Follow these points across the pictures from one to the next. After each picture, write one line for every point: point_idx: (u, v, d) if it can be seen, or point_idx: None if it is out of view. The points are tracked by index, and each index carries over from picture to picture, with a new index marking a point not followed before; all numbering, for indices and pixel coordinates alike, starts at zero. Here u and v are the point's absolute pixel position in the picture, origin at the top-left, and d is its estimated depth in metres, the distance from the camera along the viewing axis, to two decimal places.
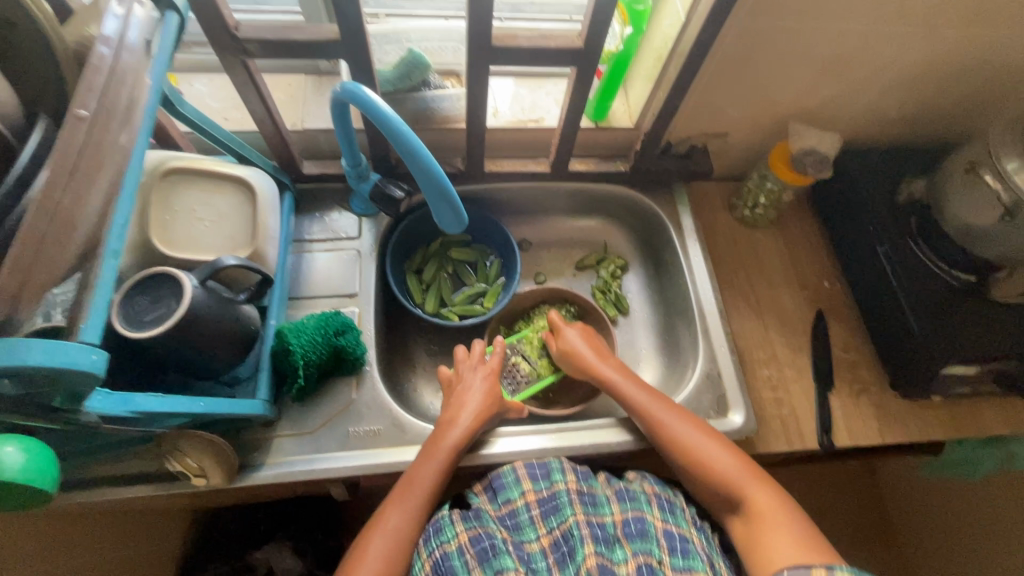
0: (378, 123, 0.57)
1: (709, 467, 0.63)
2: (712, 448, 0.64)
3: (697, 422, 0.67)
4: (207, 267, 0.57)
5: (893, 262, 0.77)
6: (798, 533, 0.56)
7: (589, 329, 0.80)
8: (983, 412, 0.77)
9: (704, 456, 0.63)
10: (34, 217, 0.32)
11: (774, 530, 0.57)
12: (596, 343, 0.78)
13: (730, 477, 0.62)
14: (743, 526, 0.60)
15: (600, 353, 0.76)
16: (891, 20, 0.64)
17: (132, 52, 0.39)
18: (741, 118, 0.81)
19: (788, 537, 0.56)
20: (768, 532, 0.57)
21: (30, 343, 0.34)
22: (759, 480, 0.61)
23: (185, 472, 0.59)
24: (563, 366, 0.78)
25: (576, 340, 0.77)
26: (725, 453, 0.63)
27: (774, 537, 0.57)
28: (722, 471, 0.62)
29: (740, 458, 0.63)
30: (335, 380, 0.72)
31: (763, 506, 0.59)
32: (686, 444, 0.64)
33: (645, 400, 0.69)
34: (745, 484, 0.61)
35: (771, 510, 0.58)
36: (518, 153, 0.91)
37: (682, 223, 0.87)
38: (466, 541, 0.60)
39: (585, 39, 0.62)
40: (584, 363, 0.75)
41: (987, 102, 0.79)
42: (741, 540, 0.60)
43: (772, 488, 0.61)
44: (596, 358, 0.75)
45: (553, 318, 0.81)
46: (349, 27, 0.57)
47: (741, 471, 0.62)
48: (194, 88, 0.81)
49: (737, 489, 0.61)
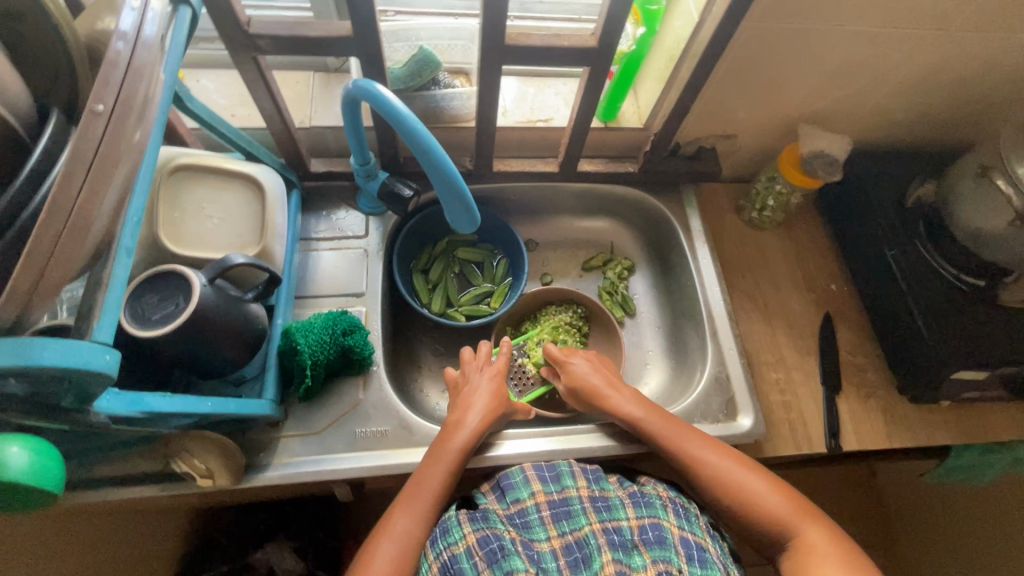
0: (392, 121, 0.56)
1: (746, 497, 0.63)
2: (747, 477, 0.64)
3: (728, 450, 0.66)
4: (216, 265, 0.56)
5: (903, 266, 0.77)
6: (845, 557, 0.57)
7: (593, 357, 0.77)
8: (990, 417, 0.78)
9: (741, 486, 0.63)
10: (49, 213, 0.31)
11: (822, 558, 0.57)
12: (603, 371, 0.75)
13: (767, 506, 0.62)
14: (786, 557, 0.60)
15: (610, 382, 0.73)
16: (906, 23, 0.64)
17: (149, 48, 0.38)
18: (751, 120, 0.81)
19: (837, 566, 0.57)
20: (823, 565, 0.57)
21: (45, 343, 0.33)
22: (795, 507, 0.62)
23: (191, 473, 0.58)
24: (571, 400, 0.75)
25: (585, 371, 0.74)
26: (759, 480, 0.64)
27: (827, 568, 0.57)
28: (760, 499, 0.62)
29: (772, 484, 0.64)
30: (342, 380, 0.71)
31: (808, 535, 0.60)
32: (721, 474, 0.64)
33: (672, 430, 0.67)
34: (784, 513, 0.61)
35: (815, 538, 0.59)
36: (526, 153, 0.91)
37: (690, 225, 0.87)
38: (475, 542, 0.59)
39: (599, 39, 0.61)
40: (593, 396, 0.72)
41: (997, 107, 0.79)
42: (784, 570, 0.60)
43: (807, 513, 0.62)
44: (610, 390, 0.72)
45: (552, 352, 0.77)
46: (362, 24, 0.56)
47: (777, 498, 0.62)
48: (201, 84, 0.81)
49: (777, 518, 0.61)
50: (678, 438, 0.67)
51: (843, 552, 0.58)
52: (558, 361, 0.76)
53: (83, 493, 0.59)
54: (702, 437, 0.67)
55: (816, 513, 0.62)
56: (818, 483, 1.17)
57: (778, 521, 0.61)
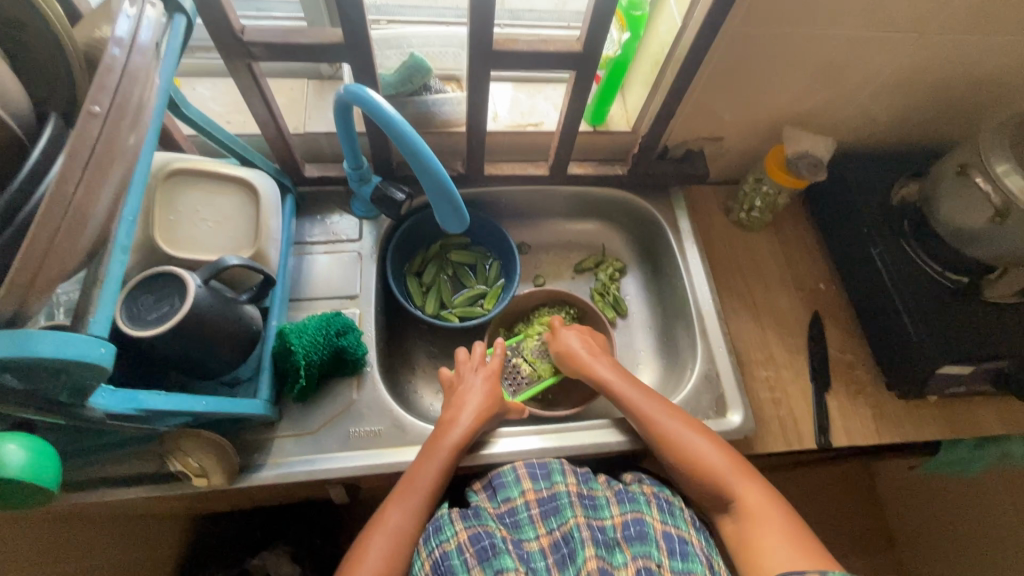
0: (381, 123, 0.57)
1: (697, 464, 0.64)
2: (700, 445, 0.65)
3: (690, 420, 0.67)
4: (211, 267, 0.57)
5: (888, 264, 0.78)
6: (789, 530, 0.57)
7: (587, 330, 0.81)
8: (978, 412, 0.78)
9: (695, 454, 0.64)
10: (47, 211, 0.32)
11: (765, 526, 0.58)
12: (592, 342, 0.78)
13: (719, 474, 0.63)
14: (736, 527, 0.61)
15: (594, 351, 0.76)
16: (883, 27, 0.66)
17: (144, 54, 0.39)
18: (736, 122, 0.83)
19: (777, 536, 0.57)
20: (762, 533, 0.58)
21: (44, 335, 0.34)
22: (748, 475, 0.62)
23: (185, 472, 0.59)
24: (560, 366, 0.79)
25: (571, 339, 0.78)
26: (714, 448, 0.64)
27: (766, 535, 0.58)
28: (710, 466, 0.63)
29: (725, 451, 0.64)
30: (336, 381, 0.72)
31: (755, 506, 0.60)
32: (673, 438, 0.65)
33: (637, 398, 0.69)
34: (732, 479, 0.62)
35: (761, 507, 0.60)
36: (518, 157, 0.92)
37: (679, 225, 0.88)
38: (466, 538, 0.60)
39: (584, 44, 0.63)
40: (576, 363, 0.75)
41: (977, 106, 0.81)
42: (732, 538, 0.61)
43: (758, 482, 0.62)
44: (590, 359, 0.75)
45: (553, 322, 0.82)
46: (353, 32, 0.58)
47: (733, 470, 0.63)
48: (197, 92, 0.82)
49: (726, 486, 0.62)
50: (643, 404, 0.68)
51: (782, 517, 0.59)
52: (552, 331, 0.81)
53: (79, 493, 0.60)
54: (664, 404, 0.68)
55: (769, 487, 0.62)
56: (815, 484, 1.18)
57: (728, 489, 0.62)
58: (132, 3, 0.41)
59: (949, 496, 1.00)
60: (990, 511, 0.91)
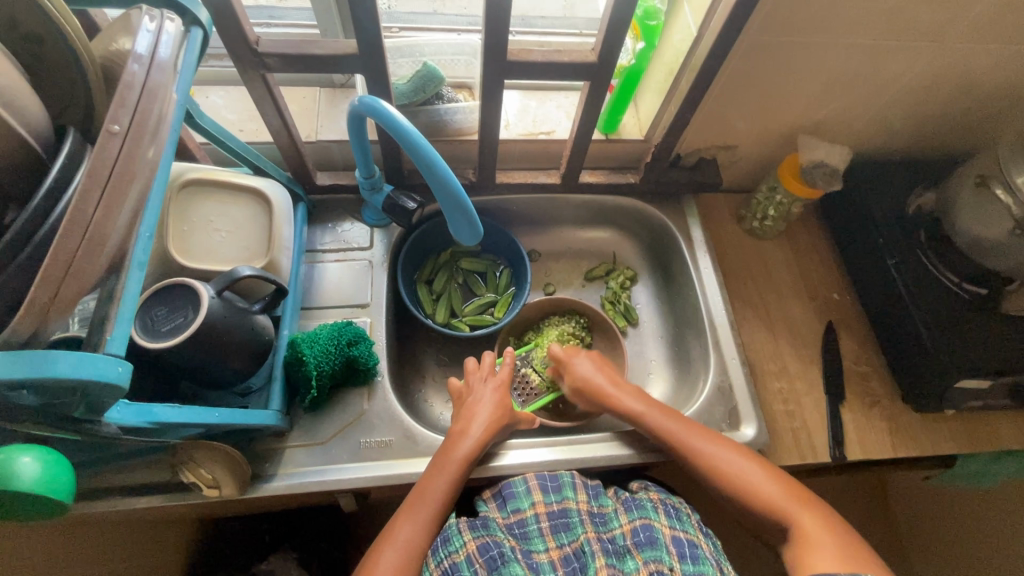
0: (395, 136, 0.57)
1: (748, 490, 0.63)
2: (750, 471, 0.64)
3: (731, 445, 0.67)
4: (224, 277, 0.56)
5: (905, 275, 0.77)
6: (846, 551, 0.56)
7: (599, 356, 0.79)
8: (995, 425, 0.77)
9: (745, 480, 0.64)
10: (66, 232, 0.32)
11: (819, 547, 0.57)
12: (606, 369, 0.77)
13: (771, 500, 0.62)
14: (788, 548, 0.60)
15: (612, 379, 0.75)
16: (903, 36, 0.65)
17: (162, 69, 0.39)
18: (751, 131, 0.82)
19: (833, 554, 0.56)
20: (816, 552, 0.57)
21: (62, 356, 0.34)
22: (799, 498, 0.62)
23: (198, 483, 0.58)
24: (576, 399, 0.77)
25: (587, 370, 0.76)
26: (764, 474, 0.64)
27: (819, 554, 0.57)
28: (762, 492, 0.63)
29: (774, 475, 0.64)
30: (347, 391, 0.72)
31: (807, 525, 0.59)
32: (718, 464, 0.65)
33: (672, 425, 0.69)
34: (783, 502, 0.61)
35: (814, 527, 0.59)
36: (530, 165, 0.92)
37: (691, 234, 0.87)
38: (475, 549, 0.60)
39: (599, 55, 0.62)
40: (596, 394, 0.74)
41: (995, 116, 0.80)
42: (787, 561, 0.60)
43: (809, 504, 0.61)
44: (611, 387, 0.74)
45: (556, 352, 0.80)
46: (368, 43, 0.58)
47: (783, 492, 0.62)
48: (210, 100, 0.83)
49: (778, 510, 0.61)
50: (680, 433, 0.68)
51: (835, 535, 0.58)
52: (562, 362, 0.79)
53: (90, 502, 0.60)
54: (702, 431, 0.68)
55: (820, 507, 0.61)
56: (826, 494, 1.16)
57: (780, 513, 0.61)
58: (151, 17, 0.41)
59: (964, 509, 0.98)
60: (1005, 522, 0.90)
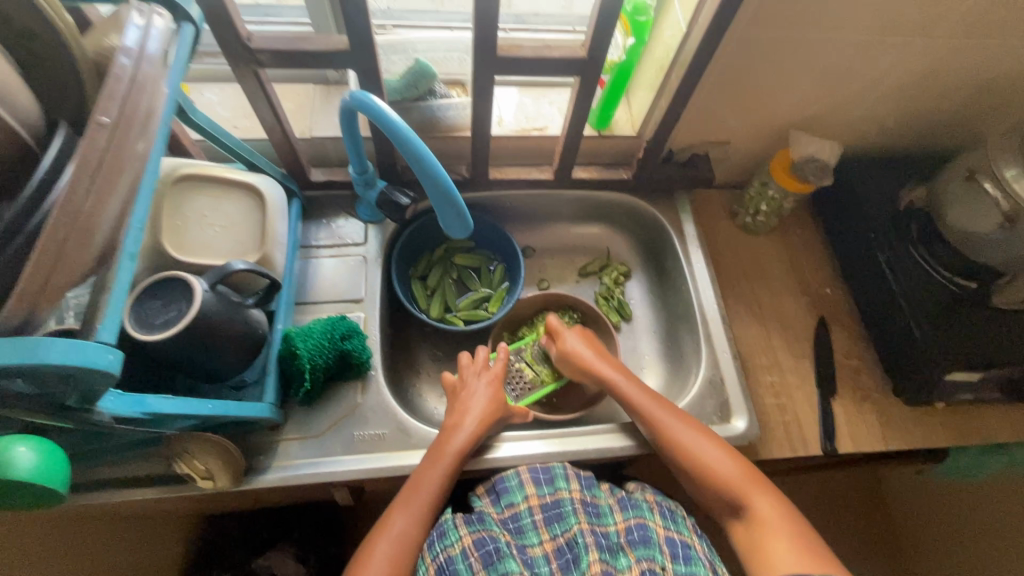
0: (387, 131, 0.58)
1: (714, 477, 0.63)
2: (719, 458, 0.64)
3: (701, 429, 0.67)
4: (218, 271, 0.57)
5: (894, 269, 0.78)
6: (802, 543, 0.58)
7: (588, 332, 0.80)
8: (985, 418, 0.78)
9: (711, 467, 0.64)
10: (55, 222, 0.33)
11: (777, 538, 0.59)
12: (594, 344, 0.78)
13: (734, 488, 0.62)
14: (746, 534, 0.61)
15: (601, 355, 0.76)
16: (890, 31, 0.66)
17: (152, 63, 0.40)
18: (742, 127, 0.82)
19: (791, 548, 0.58)
20: (775, 543, 0.58)
21: (52, 343, 0.34)
22: (763, 488, 0.62)
23: (192, 474, 0.59)
24: (563, 369, 0.78)
25: (577, 343, 0.77)
26: (730, 461, 0.64)
27: (778, 545, 0.58)
28: (730, 481, 0.63)
29: (739, 462, 0.64)
30: (341, 384, 0.73)
31: (767, 515, 0.60)
32: (689, 450, 0.65)
33: (649, 404, 0.69)
34: (747, 491, 0.62)
35: (773, 518, 0.60)
36: (523, 161, 0.92)
37: (684, 229, 0.88)
38: (471, 543, 0.61)
39: (588, 50, 0.63)
40: (582, 365, 0.75)
41: (985, 110, 0.80)
42: (743, 546, 0.61)
43: (771, 492, 0.62)
44: (597, 360, 0.75)
45: (552, 322, 0.81)
46: (359, 39, 0.58)
47: (748, 480, 0.63)
48: (205, 97, 0.83)
49: (740, 497, 0.62)
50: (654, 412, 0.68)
51: (793, 528, 0.59)
52: (555, 332, 0.80)
53: (86, 493, 0.61)
54: (676, 413, 0.68)
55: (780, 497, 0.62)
56: (821, 489, 1.17)
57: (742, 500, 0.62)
58: (140, 14, 0.42)
59: (958, 502, 0.99)
60: (996, 514, 0.91)
